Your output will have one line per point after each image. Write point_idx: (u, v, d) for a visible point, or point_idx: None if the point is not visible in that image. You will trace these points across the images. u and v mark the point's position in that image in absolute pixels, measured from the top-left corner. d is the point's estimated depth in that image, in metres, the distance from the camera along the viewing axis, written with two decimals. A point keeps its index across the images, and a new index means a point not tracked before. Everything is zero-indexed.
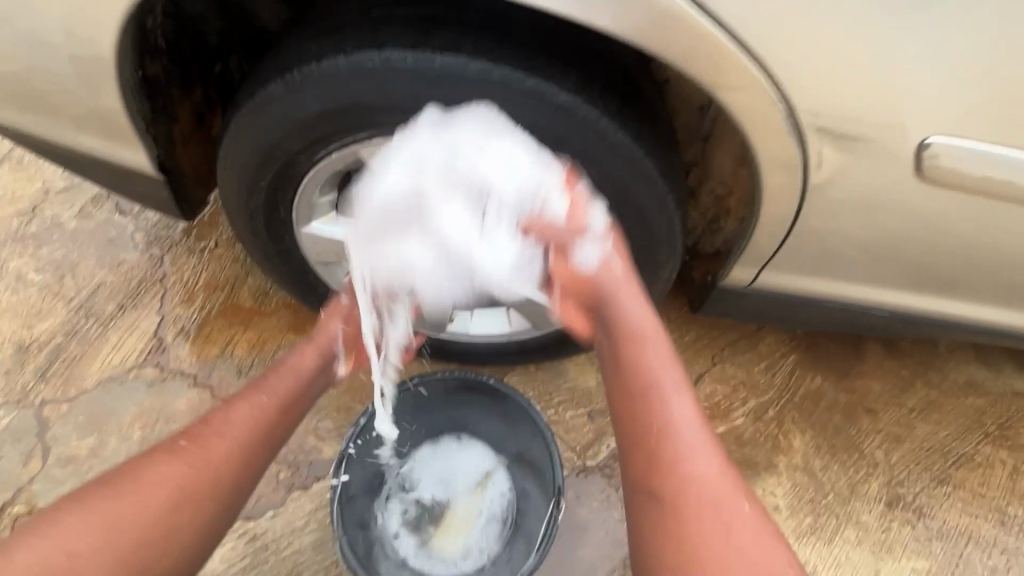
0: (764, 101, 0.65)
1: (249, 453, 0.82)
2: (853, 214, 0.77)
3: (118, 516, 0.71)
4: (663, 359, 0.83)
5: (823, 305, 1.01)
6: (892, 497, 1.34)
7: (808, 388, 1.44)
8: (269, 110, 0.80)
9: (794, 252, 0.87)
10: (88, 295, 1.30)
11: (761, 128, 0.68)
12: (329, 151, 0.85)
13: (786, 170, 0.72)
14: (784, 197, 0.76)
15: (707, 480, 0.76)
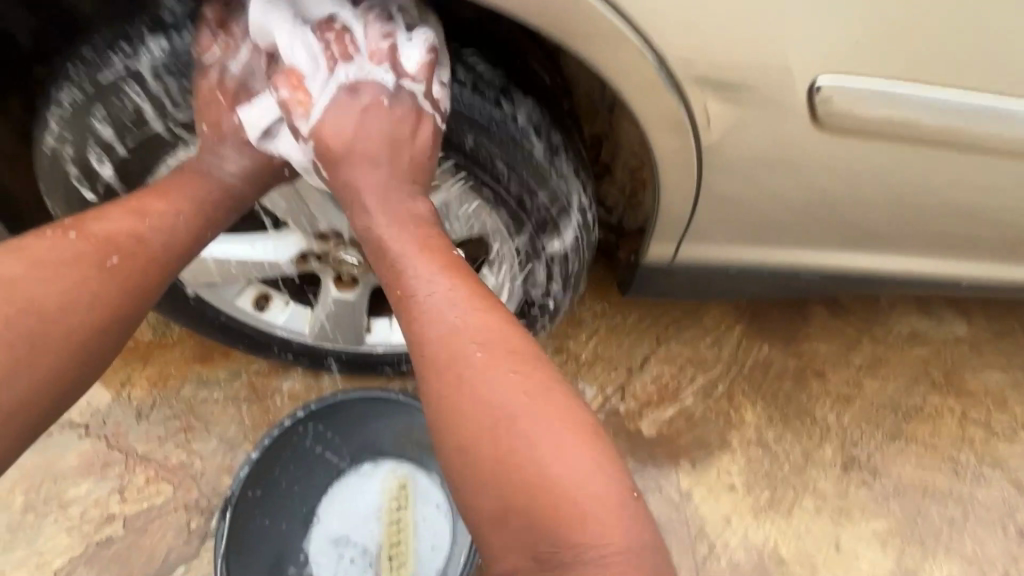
0: (632, 55, 0.58)
1: (191, 243, 0.70)
2: (760, 174, 0.71)
3: (50, 295, 0.59)
4: (442, 297, 0.62)
5: (750, 274, 0.96)
6: (847, 459, 1.32)
7: (756, 358, 1.40)
8: (76, 129, 0.72)
9: (707, 221, 0.81)
10: None
11: (635, 85, 0.61)
12: (163, 155, 0.77)
13: (674, 130, 0.65)
14: (680, 162, 0.69)
15: (546, 413, 0.56)
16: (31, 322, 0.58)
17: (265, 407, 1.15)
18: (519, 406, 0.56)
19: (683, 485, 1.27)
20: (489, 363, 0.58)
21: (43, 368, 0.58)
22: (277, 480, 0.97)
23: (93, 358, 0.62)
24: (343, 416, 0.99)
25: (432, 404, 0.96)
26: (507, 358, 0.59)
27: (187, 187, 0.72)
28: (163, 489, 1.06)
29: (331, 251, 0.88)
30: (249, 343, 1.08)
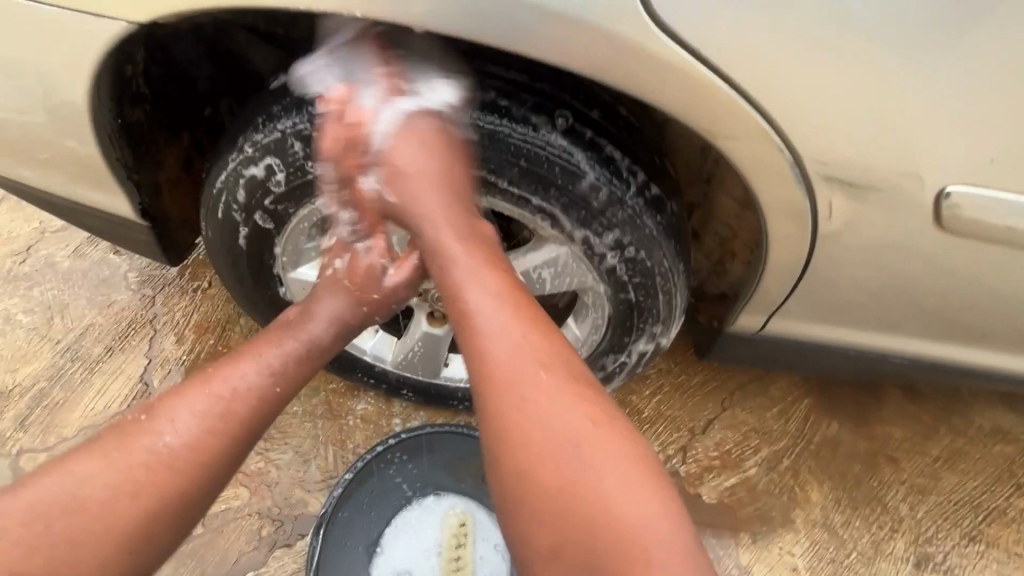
0: (768, 150, 0.62)
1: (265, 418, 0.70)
2: (869, 266, 0.73)
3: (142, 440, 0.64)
4: (506, 319, 0.67)
5: (837, 353, 0.96)
6: (920, 556, 1.25)
7: (825, 435, 1.36)
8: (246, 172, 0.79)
9: (806, 301, 0.82)
10: (75, 339, 1.28)
11: (764, 178, 0.65)
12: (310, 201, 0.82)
13: (794, 219, 0.68)
14: (793, 248, 0.72)
15: (608, 421, 0.63)
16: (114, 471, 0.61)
17: (340, 426, 1.20)
18: (575, 412, 0.62)
19: (741, 559, 1.23)
20: (533, 356, 0.65)
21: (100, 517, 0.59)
22: (357, 499, 1.02)
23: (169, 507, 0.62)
24: (425, 446, 1.05)
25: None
26: (565, 364, 0.66)
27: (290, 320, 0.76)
28: (240, 493, 1.12)
29: (432, 290, 0.93)
30: (335, 364, 1.14)
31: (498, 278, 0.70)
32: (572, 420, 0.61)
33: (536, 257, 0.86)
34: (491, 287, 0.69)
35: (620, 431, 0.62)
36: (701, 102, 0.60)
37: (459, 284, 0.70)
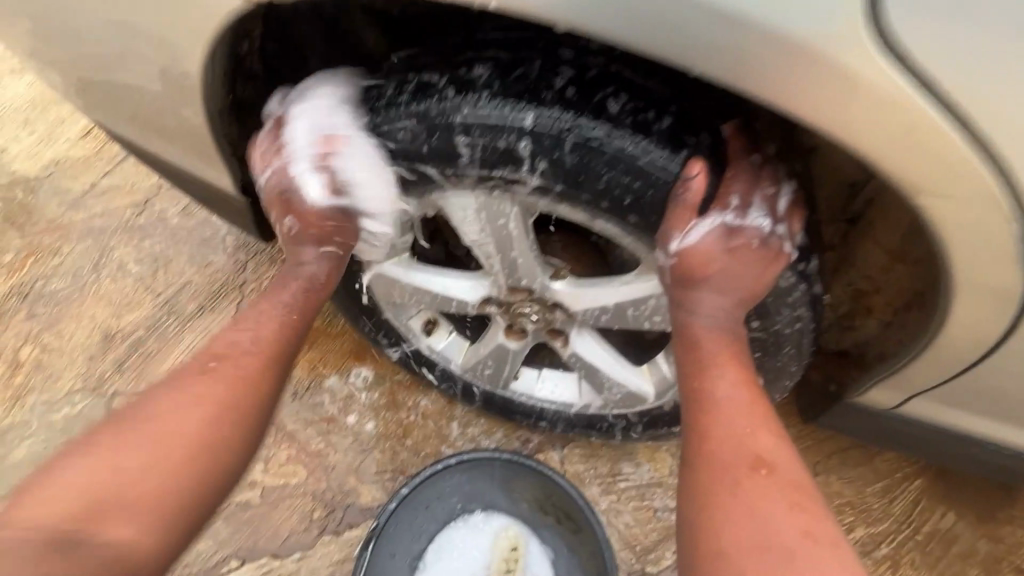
0: (986, 214, 0.51)
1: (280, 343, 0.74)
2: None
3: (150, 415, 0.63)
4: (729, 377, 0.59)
5: (984, 447, 0.80)
6: None
7: (937, 526, 1.17)
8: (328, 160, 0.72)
9: (966, 385, 0.69)
10: (174, 293, 1.35)
11: (966, 249, 0.53)
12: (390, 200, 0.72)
13: (992, 301, 0.57)
14: (977, 333, 0.61)
15: (820, 527, 0.51)
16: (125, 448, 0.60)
17: (400, 420, 1.18)
18: (781, 501, 0.52)
19: None
20: (750, 433, 0.57)
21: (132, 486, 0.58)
22: (408, 511, 0.97)
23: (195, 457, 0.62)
24: (487, 469, 0.99)
25: (583, 495, 0.93)
26: (786, 459, 0.56)
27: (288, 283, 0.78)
28: (299, 471, 1.13)
29: (517, 303, 0.87)
30: (402, 360, 1.11)
31: (744, 365, 0.61)
32: (764, 507, 0.51)
33: (640, 287, 0.75)
34: (734, 369, 0.60)
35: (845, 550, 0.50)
36: (922, 153, 0.49)
37: (685, 286, 0.62)
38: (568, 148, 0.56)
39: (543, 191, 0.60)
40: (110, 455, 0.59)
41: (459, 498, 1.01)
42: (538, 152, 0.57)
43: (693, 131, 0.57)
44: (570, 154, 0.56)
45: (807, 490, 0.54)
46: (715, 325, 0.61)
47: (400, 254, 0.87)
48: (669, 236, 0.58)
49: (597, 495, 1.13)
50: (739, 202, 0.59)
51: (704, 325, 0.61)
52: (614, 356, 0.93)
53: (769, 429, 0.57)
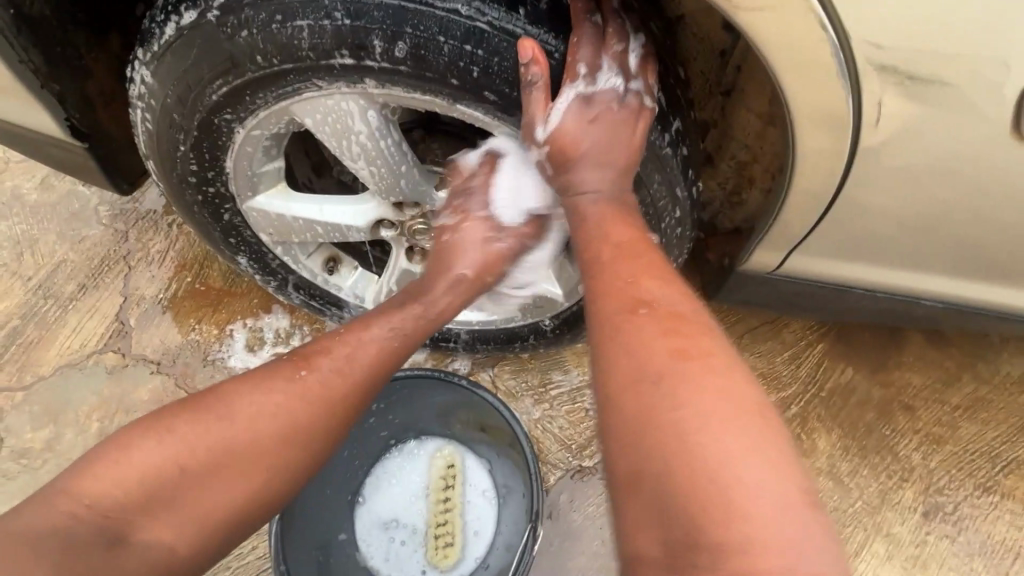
0: (808, 31, 0.51)
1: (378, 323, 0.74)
2: (900, 190, 0.65)
3: (225, 412, 0.64)
4: (611, 240, 0.62)
5: (856, 293, 0.87)
6: (929, 505, 1.18)
7: (838, 381, 1.28)
8: (146, 81, 0.63)
9: (832, 233, 0.73)
10: (48, 275, 1.22)
11: (802, 75, 0.55)
12: (232, 120, 0.65)
13: (833, 128, 0.59)
14: (826, 167, 0.63)
15: (699, 348, 0.54)
16: (229, 435, 0.63)
17: None
18: (659, 334, 0.55)
19: None
20: (630, 282, 0.59)
21: (212, 498, 0.61)
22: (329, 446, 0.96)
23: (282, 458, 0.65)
24: (407, 395, 0.99)
25: (496, 397, 0.92)
26: (671, 298, 0.58)
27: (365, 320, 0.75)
28: None
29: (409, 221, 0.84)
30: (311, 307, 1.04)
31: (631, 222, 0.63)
32: (638, 345, 0.55)
33: None
34: (617, 228, 0.62)
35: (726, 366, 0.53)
36: None
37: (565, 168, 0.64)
38: (399, 21, 0.53)
39: (390, 75, 0.56)
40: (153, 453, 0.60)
41: (383, 432, 1.01)
42: (370, 29, 0.53)
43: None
44: (404, 27, 0.53)
45: (689, 320, 0.57)
46: (598, 197, 0.64)
47: (276, 183, 0.80)
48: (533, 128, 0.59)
49: (530, 406, 1.16)
50: (587, 69, 0.58)
51: (588, 200, 0.64)
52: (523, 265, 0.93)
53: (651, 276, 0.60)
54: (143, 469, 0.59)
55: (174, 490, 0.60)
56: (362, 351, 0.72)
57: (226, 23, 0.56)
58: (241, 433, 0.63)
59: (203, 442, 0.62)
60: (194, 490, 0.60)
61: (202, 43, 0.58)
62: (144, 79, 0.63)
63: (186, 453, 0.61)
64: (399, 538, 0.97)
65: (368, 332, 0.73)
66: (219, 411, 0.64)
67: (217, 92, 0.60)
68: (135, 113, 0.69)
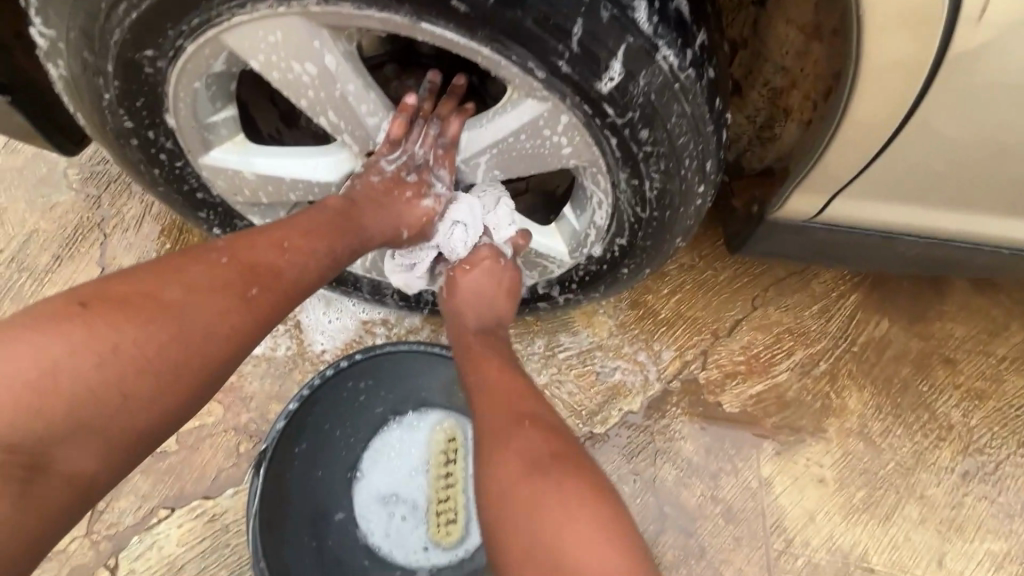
0: None
1: (304, 229, 0.64)
2: (979, 102, 0.53)
3: (148, 308, 0.53)
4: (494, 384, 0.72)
5: (908, 242, 0.75)
6: (968, 465, 1.09)
7: (872, 334, 1.17)
8: (50, 17, 0.53)
9: (890, 168, 0.61)
10: (20, 246, 1.15)
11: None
12: (153, 57, 0.54)
13: (912, 20, 0.47)
14: (900, 73, 0.50)
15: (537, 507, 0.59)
16: (150, 339, 0.52)
17: (313, 336, 1.08)
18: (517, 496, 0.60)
19: (764, 471, 1.06)
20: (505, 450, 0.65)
21: (119, 415, 0.50)
22: (314, 423, 0.89)
23: (209, 370, 0.55)
24: (401, 364, 0.92)
25: None
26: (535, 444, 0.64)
27: (273, 235, 0.62)
28: (214, 409, 1.03)
29: None
30: None
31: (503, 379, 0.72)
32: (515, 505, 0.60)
33: (517, 117, 0.57)
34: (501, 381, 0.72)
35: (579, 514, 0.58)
36: None
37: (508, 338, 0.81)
38: None
39: None
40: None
41: (377, 405, 0.95)
42: None
43: None
44: None
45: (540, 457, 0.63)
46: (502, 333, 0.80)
47: (233, 134, 0.69)
48: (517, 49, 0.48)
49: (536, 370, 1.09)
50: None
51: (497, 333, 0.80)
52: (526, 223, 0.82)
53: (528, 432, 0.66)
54: (36, 369, 0.46)
55: (72, 403, 0.48)
56: (251, 249, 0.60)
57: None
58: (168, 341, 0.52)
59: (53, 368, 0.47)
60: (101, 404, 0.49)
61: None
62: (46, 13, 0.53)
63: (97, 356, 0.49)
64: (400, 517, 0.93)
65: (289, 244, 0.62)
66: (79, 326, 0.49)
67: (125, 19, 0.50)
68: (48, 63, 0.59)
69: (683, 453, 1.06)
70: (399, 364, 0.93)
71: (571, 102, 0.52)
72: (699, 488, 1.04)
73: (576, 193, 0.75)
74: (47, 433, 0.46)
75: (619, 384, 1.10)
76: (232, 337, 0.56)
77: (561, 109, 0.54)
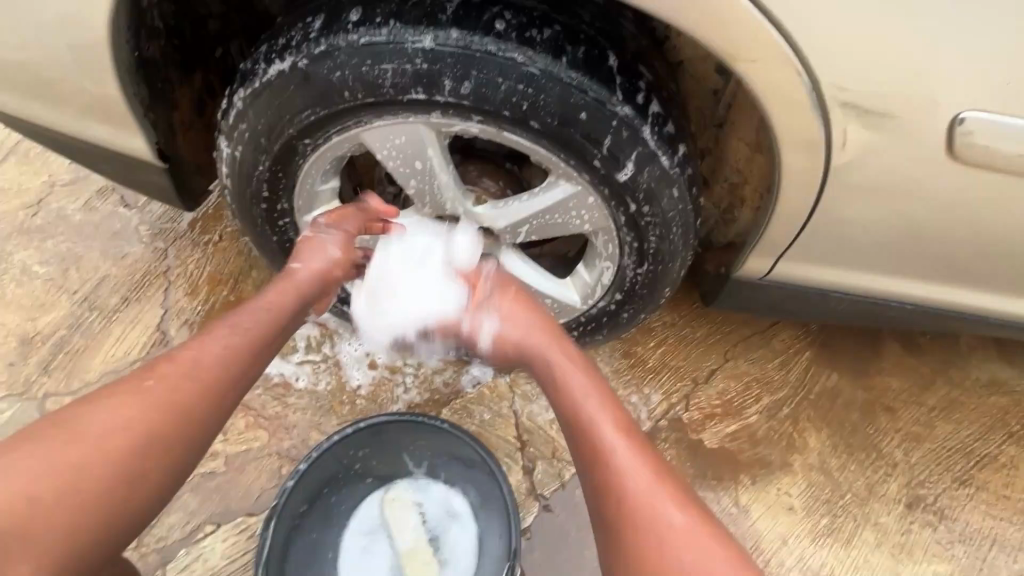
0: (789, 74, 0.65)
1: (220, 368, 0.73)
2: (871, 196, 0.77)
3: (74, 426, 0.63)
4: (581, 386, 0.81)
5: (838, 297, 0.99)
6: (912, 497, 1.28)
7: (824, 385, 1.39)
8: (235, 113, 0.75)
9: (823, 241, 0.86)
10: (91, 289, 1.31)
11: (782, 103, 0.67)
12: (310, 144, 0.77)
13: (809, 150, 0.71)
14: (806, 180, 0.76)
15: (684, 530, 0.67)
16: (201, 371, 0.71)
17: (349, 374, 1.23)
18: (668, 524, 0.67)
19: (742, 499, 1.23)
20: (619, 471, 0.71)
21: (185, 421, 0.68)
22: (339, 466, 1.03)
23: (195, 444, 0.69)
24: (409, 428, 1.02)
25: (478, 441, 0.98)
26: (668, 507, 0.68)
27: (218, 342, 0.75)
28: (260, 435, 1.15)
29: (444, 234, 0.95)
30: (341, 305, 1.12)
31: (620, 411, 0.77)
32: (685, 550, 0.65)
33: (553, 195, 0.81)
34: (582, 373, 0.82)
35: (685, 506, 0.69)
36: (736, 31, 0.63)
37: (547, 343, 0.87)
38: (457, 66, 0.66)
39: (449, 105, 0.70)
40: (104, 417, 0.65)
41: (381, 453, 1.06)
42: (441, 71, 0.66)
43: (569, 46, 0.67)
44: (462, 73, 0.66)
45: (662, 471, 0.72)
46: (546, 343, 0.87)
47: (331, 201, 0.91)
48: (573, 152, 0.72)
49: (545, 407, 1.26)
50: (630, 94, 0.70)
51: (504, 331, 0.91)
52: (540, 274, 1.02)
53: (642, 455, 0.73)
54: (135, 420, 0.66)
55: (54, 520, 0.58)
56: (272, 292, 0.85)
57: (320, 66, 0.68)
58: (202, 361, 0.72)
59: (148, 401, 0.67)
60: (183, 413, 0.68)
61: (294, 83, 0.70)
62: (236, 107, 0.75)
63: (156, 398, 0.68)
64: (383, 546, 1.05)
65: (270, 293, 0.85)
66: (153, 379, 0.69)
67: (303, 120, 0.73)
68: (222, 142, 0.80)
69: None
70: (407, 432, 1.03)
71: (598, 187, 0.77)
72: None
73: (588, 253, 0.95)
74: (154, 444, 0.66)
75: None
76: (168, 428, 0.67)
77: (588, 192, 0.78)
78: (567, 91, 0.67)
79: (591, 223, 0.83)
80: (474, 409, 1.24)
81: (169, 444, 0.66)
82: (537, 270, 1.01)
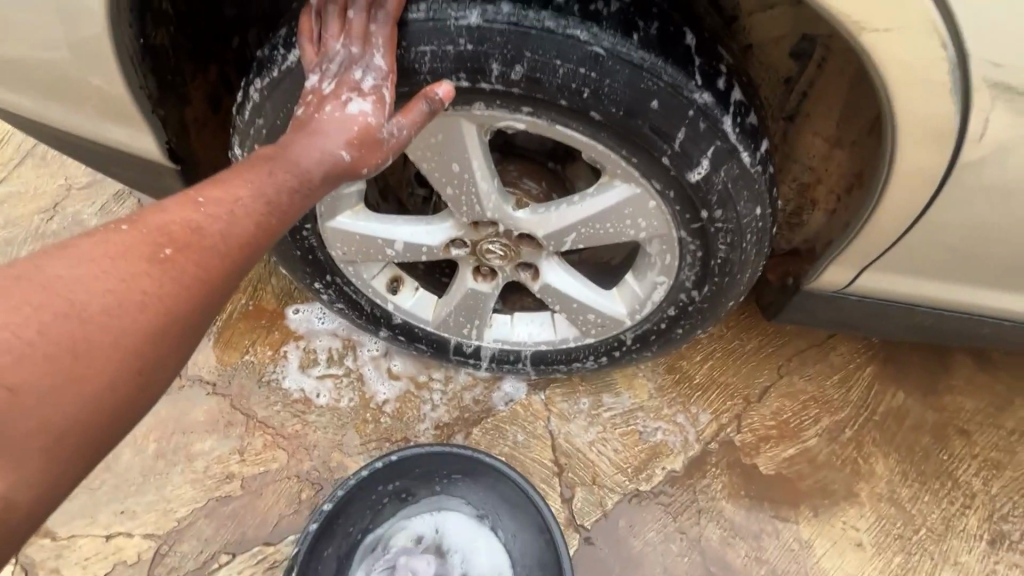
0: (919, 50, 0.54)
1: (249, 243, 0.50)
2: (990, 198, 0.65)
3: (60, 308, 0.42)
4: None
5: (924, 312, 0.87)
6: (995, 533, 1.14)
7: (890, 405, 1.25)
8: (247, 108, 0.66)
9: (918, 249, 0.74)
10: None
11: (907, 85, 0.56)
12: None
13: (927, 143, 0.61)
14: (912, 180, 0.65)
15: None
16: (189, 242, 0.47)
17: (373, 390, 1.15)
18: None
19: (804, 534, 1.11)
20: None
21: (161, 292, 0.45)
22: (366, 502, 0.94)
23: (168, 351, 0.46)
24: (450, 460, 0.94)
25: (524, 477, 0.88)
26: None
27: (255, 174, 0.53)
28: (278, 456, 1.07)
29: (480, 241, 0.85)
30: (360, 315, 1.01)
31: None
32: None
33: (607, 198, 0.71)
34: None
35: None
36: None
37: None
38: (509, 46, 0.56)
39: (497, 94, 0.60)
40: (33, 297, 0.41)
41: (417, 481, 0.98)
42: (490, 53, 0.57)
43: (637, 24, 0.58)
44: (515, 55, 0.57)
45: None
46: None
47: (355, 205, 0.85)
48: (637, 148, 0.62)
49: (583, 428, 1.16)
50: (708, 79, 0.60)
51: None
52: (584, 285, 0.91)
53: None
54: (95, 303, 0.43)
55: (72, 407, 0.41)
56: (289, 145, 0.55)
57: None
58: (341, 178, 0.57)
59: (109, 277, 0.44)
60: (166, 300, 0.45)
61: None
62: (249, 101, 0.66)
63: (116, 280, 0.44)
64: None
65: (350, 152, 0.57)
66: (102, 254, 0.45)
67: None
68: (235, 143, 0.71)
69: (726, 514, 1.11)
70: (445, 461, 0.94)
71: (663, 188, 0.66)
72: (744, 549, 1.09)
73: (639, 261, 0.84)
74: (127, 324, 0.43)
75: (661, 443, 1.16)
76: (163, 330, 0.45)
77: (651, 194, 0.68)
78: (635, 75, 0.57)
79: (650, 229, 0.72)
80: (506, 429, 1.15)
81: (146, 301, 0.44)
82: (581, 282, 0.91)
